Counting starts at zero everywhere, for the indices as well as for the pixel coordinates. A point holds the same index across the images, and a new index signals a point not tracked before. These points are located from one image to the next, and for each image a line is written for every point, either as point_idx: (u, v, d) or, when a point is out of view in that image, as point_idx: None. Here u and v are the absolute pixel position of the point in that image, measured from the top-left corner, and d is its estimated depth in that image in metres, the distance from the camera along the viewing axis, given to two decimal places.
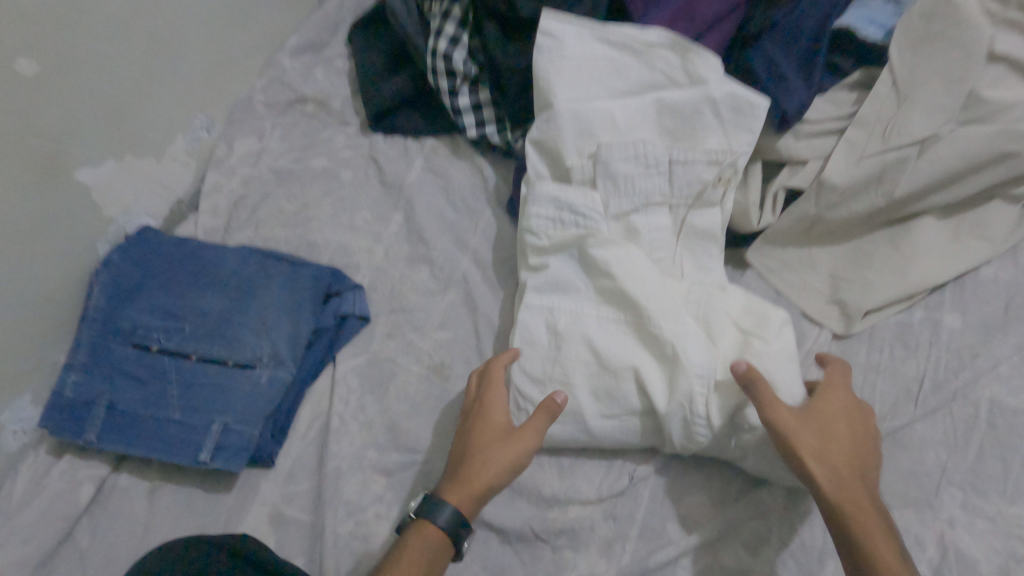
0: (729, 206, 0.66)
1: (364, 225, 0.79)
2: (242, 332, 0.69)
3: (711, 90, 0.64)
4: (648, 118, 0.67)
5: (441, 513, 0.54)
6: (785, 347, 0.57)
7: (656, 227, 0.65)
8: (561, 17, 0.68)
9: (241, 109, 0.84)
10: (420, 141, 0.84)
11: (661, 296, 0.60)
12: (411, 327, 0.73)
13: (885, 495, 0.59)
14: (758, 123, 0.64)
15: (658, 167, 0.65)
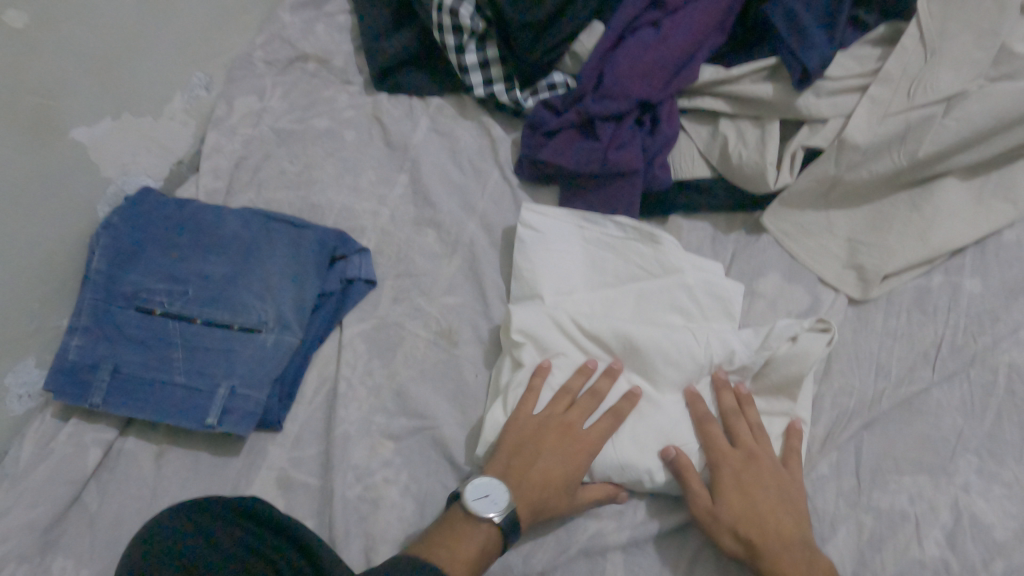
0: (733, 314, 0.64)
1: (368, 187, 0.77)
2: (246, 295, 0.68)
3: (688, 278, 0.65)
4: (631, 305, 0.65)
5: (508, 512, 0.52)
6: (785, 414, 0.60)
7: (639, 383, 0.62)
8: (541, 210, 0.69)
9: (240, 66, 0.81)
10: (426, 100, 0.82)
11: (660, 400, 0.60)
12: (419, 291, 0.72)
13: (899, 460, 0.59)
14: (738, 310, 0.65)
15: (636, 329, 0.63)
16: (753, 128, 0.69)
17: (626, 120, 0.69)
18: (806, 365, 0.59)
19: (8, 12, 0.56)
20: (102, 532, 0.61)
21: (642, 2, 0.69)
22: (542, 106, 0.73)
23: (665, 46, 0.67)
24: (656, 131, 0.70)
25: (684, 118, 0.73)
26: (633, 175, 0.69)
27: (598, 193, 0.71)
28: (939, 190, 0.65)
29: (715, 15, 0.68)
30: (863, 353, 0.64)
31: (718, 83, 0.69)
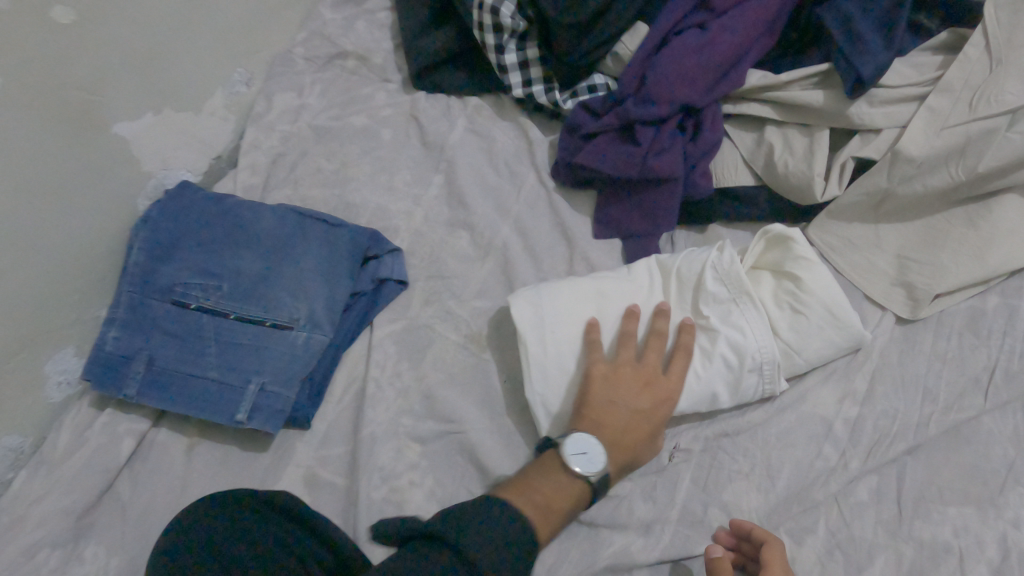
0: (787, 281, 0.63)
1: (402, 186, 0.76)
2: (279, 292, 0.68)
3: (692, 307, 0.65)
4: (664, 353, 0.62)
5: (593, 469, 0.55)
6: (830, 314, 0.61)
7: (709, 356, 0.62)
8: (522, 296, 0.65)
9: (280, 63, 0.81)
10: (464, 100, 0.81)
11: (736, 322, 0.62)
12: (450, 293, 0.71)
13: (943, 490, 0.57)
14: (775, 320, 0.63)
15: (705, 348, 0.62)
16: (801, 137, 0.66)
17: (669, 124, 0.67)
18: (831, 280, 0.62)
19: (53, 8, 0.59)
20: (132, 521, 0.62)
21: (688, 3, 0.67)
22: (581, 108, 0.71)
23: (711, 49, 0.65)
24: (699, 137, 0.68)
25: (729, 124, 0.70)
26: (673, 181, 0.67)
27: (637, 199, 0.70)
28: (1000, 207, 0.61)
29: (765, 14, 0.66)
30: (909, 376, 0.62)
31: (765, 88, 0.67)
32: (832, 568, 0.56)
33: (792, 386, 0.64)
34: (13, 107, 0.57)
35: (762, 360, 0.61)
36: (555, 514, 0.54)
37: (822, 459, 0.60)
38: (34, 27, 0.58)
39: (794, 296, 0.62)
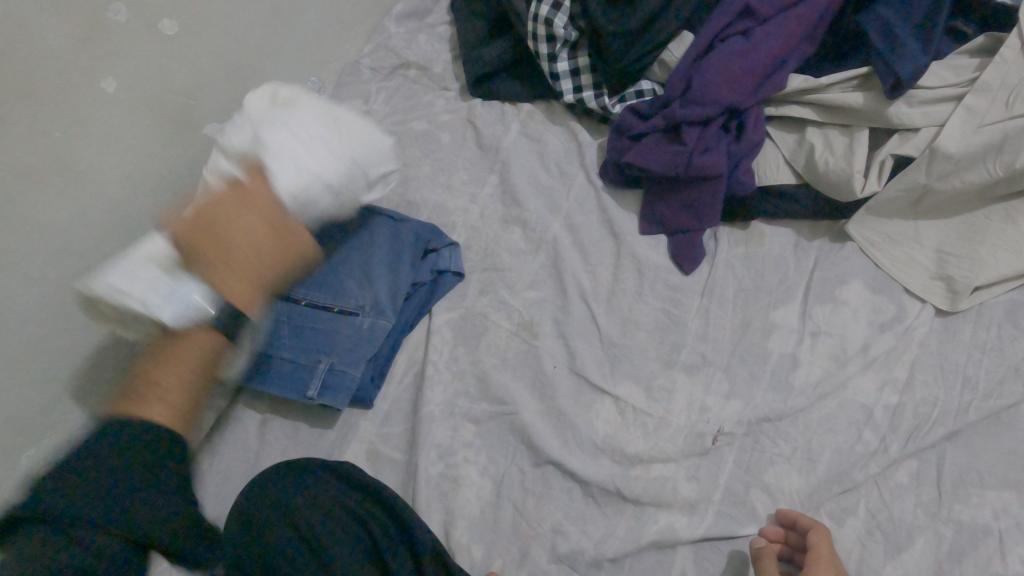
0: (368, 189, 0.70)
1: (459, 186, 0.81)
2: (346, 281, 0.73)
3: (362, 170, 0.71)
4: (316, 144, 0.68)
5: (187, 303, 0.59)
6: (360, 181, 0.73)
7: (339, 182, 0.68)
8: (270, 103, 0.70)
9: (348, 73, 0.87)
10: (517, 106, 0.85)
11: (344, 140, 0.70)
12: (503, 285, 0.76)
13: (982, 475, 0.59)
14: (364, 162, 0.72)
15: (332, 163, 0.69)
16: (841, 137, 0.69)
17: (712, 125, 0.71)
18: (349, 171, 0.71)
19: (163, 21, 0.65)
20: (211, 487, 0.68)
21: (733, 11, 0.70)
22: (630, 112, 0.75)
23: (755, 56, 0.69)
24: (741, 138, 0.72)
25: (772, 125, 0.74)
26: (717, 179, 0.71)
27: (683, 197, 0.73)
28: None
29: (807, 20, 0.69)
30: (949, 365, 0.64)
31: (806, 91, 0.70)
32: (872, 548, 0.58)
33: (833, 374, 0.66)
34: (111, 106, 0.62)
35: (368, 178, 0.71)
36: (183, 364, 0.59)
37: (862, 444, 0.63)
38: (149, 41, 0.64)
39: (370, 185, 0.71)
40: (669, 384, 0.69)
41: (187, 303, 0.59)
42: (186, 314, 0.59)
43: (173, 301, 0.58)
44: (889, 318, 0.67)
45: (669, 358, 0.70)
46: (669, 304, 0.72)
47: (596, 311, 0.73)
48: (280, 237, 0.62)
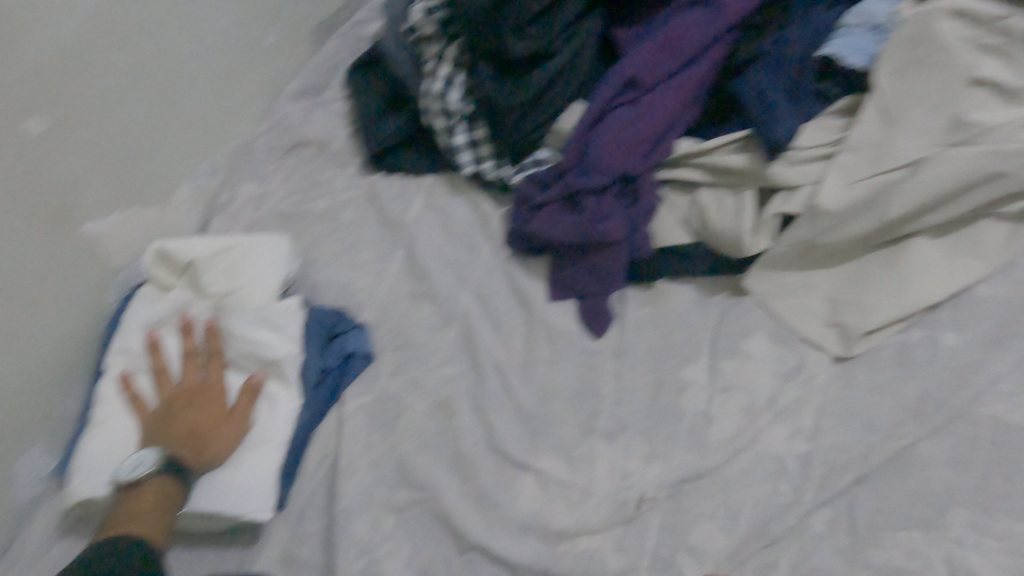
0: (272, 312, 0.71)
1: (365, 264, 0.80)
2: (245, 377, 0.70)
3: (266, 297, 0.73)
4: (215, 285, 0.72)
5: (156, 463, 0.60)
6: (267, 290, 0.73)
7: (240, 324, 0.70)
8: (160, 253, 0.73)
9: (242, 154, 0.85)
10: (420, 178, 0.85)
11: (242, 269, 0.73)
12: (416, 363, 0.74)
13: (892, 516, 0.60)
14: (267, 272, 0.74)
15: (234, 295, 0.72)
16: (731, 197, 0.72)
17: (608, 192, 0.73)
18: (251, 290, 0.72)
19: (28, 122, 0.60)
20: None
21: (618, 82, 0.72)
22: (529, 182, 0.76)
23: (641, 125, 0.71)
24: (638, 202, 0.73)
25: (666, 188, 0.76)
26: (618, 244, 0.72)
27: (588, 263, 0.75)
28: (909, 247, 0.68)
29: (689, 88, 0.72)
30: (850, 409, 0.66)
31: (694, 155, 0.73)
32: None
33: (745, 428, 0.67)
34: None
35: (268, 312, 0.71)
36: (149, 513, 0.58)
37: (778, 496, 0.64)
38: (12, 142, 0.59)
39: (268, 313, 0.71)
40: (589, 453, 0.68)
41: (136, 461, 0.60)
42: (141, 477, 0.59)
43: (144, 461, 0.60)
44: (791, 367, 0.69)
45: (587, 424, 0.70)
46: (583, 369, 0.73)
47: (511, 382, 0.72)
48: (232, 419, 0.66)
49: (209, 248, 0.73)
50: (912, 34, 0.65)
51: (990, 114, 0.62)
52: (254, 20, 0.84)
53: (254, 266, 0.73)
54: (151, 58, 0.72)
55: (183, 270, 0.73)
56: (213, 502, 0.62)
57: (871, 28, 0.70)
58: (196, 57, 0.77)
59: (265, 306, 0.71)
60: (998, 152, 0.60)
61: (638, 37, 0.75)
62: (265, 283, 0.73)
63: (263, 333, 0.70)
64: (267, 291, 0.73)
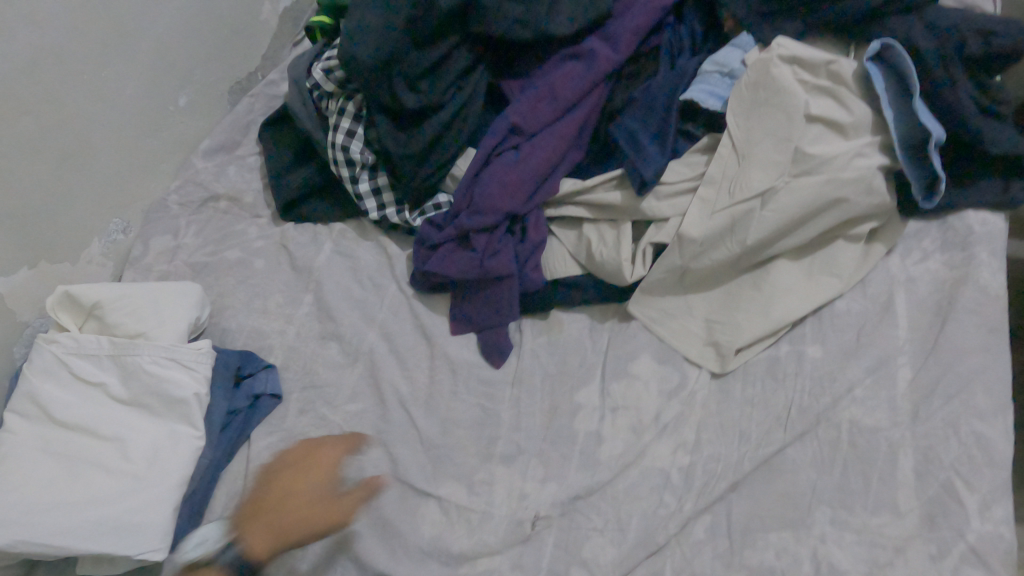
0: (177, 349, 0.71)
1: (275, 308, 0.83)
2: (140, 419, 0.69)
3: (172, 335, 0.73)
4: (123, 326, 0.72)
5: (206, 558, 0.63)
6: (175, 330, 0.74)
7: (148, 360, 0.70)
8: (64, 297, 0.73)
9: (156, 210, 0.88)
10: (330, 226, 0.89)
11: (149, 311, 0.74)
12: (323, 401, 0.77)
13: (763, 519, 0.65)
14: (175, 312, 0.75)
15: (139, 336, 0.72)
16: (611, 230, 0.78)
17: (497, 231, 0.78)
18: (158, 329, 0.73)
19: None
20: None
21: (503, 129, 0.79)
22: (427, 224, 0.82)
23: (524, 166, 0.77)
24: (526, 238, 0.79)
25: (554, 226, 0.82)
26: (509, 279, 0.77)
27: (482, 297, 0.79)
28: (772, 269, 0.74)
29: (569, 132, 0.79)
30: (727, 421, 0.71)
31: (577, 193, 0.79)
32: None
33: (632, 445, 0.72)
34: None
35: (173, 348, 0.71)
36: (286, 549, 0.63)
37: (663, 507, 0.68)
38: None
39: (172, 349, 0.71)
40: (489, 477, 0.72)
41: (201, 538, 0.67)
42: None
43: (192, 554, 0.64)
44: (674, 385, 0.74)
45: (487, 450, 0.73)
46: (483, 399, 0.76)
47: (414, 414, 0.76)
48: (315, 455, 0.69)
49: (115, 293, 0.74)
50: (755, 78, 0.72)
51: (827, 146, 0.70)
52: (165, 83, 0.88)
53: (161, 308, 0.75)
54: (54, 121, 0.75)
55: (88, 314, 0.73)
56: (118, 544, 0.62)
57: (724, 75, 0.77)
58: (104, 118, 0.81)
59: (174, 344, 0.72)
60: (835, 181, 0.68)
61: (523, 86, 0.81)
62: (173, 324, 0.74)
63: (170, 370, 0.70)
64: (173, 329, 0.74)
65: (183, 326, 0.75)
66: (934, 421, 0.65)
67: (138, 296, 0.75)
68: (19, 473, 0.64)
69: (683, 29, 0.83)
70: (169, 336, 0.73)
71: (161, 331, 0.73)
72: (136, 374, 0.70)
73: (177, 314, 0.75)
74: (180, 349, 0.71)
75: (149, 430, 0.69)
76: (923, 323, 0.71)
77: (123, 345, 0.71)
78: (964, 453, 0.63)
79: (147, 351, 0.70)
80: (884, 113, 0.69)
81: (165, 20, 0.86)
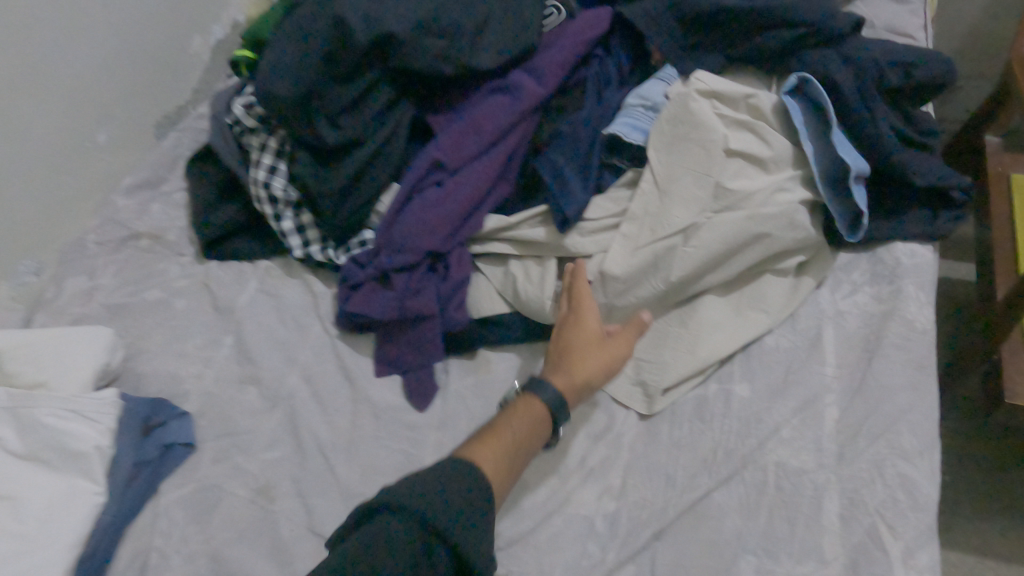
0: (80, 399, 0.69)
1: (193, 351, 0.80)
2: (35, 474, 0.65)
3: (76, 385, 0.71)
4: (23, 376, 0.69)
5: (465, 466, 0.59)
6: (79, 379, 0.71)
7: (47, 412, 0.67)
8: None
9: (71, 250, 0.85)
10: (255, 264, 0.87)
11: (52, 359, 0.71)
12: (239, 449, 0.74)
13: (689, 569, 0.62)
14: (80, 360, 0.72)
15: (40, 386, 0.69)
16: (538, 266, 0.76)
17: (419, 268, 0.76)
18: (61, 379, 0.70)
19: None
20: None
21: (426, 164, 0.77)
22: (350, 261, 0.79)
23: (446, 203, 0.75)
24: (450, 275, 0.77)
25: (481, 262, 0.80)
26: (431, 318, 0.75)
27: (406, 336, 0.77)
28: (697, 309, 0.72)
29: (494, 166, 0.77)
30: (653, 465, 0.69)
31: (503, 229, 0.77)
32: None
33: (557, 490, 0.69)
34: None
35: (76, 399, 0.69)
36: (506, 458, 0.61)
37: (587, 557, 0.65)
38: None
39: (74, 400, 0.68)
40: None
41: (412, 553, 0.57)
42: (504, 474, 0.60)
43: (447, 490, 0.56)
44: (600, 428, 0.72)
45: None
46: (406, 444, 0.73)
47: (334, 462, 0.72)
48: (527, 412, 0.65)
49: (16, 341, 0.71)
50: (673, 113, 0.72)
51: (746, 181, 0.70)
52: (83, 119, 0.85)
53: (66, 355, 0.72)
54: None
55: None
56: None
57: (647, 108, 0.76)
58: (17, 155, 0.77)
59: (76, 395, 0.69)
60: (756, 216, 0.68)
61: (448, 120, 0.80)
62: (76, 373, 0.71)
63: (71, 421, 0.67)
64: (77, 378, 0.71)
65: (88, 374, 0.72)
66: (859, 462, 0.63)
67: (41, 343, 0.72)
68: None
69: (610, 62, 0.82)
70: (74, 386, 0.70)
71: (64, 381, 0.70)
72: (33, 426, 0.66)
73: (82, 361, 0.72)
74: (83, 400, 0.69)
75: (43, 484, 0.65)
76: (850, 359, 0.70)
77: (21, 395, 0.68)
78: (889, 496, 0.61)
79: (47, 402, 0.67)
80: (804, 147, 0.71)
81: (83, 57, 0.84)
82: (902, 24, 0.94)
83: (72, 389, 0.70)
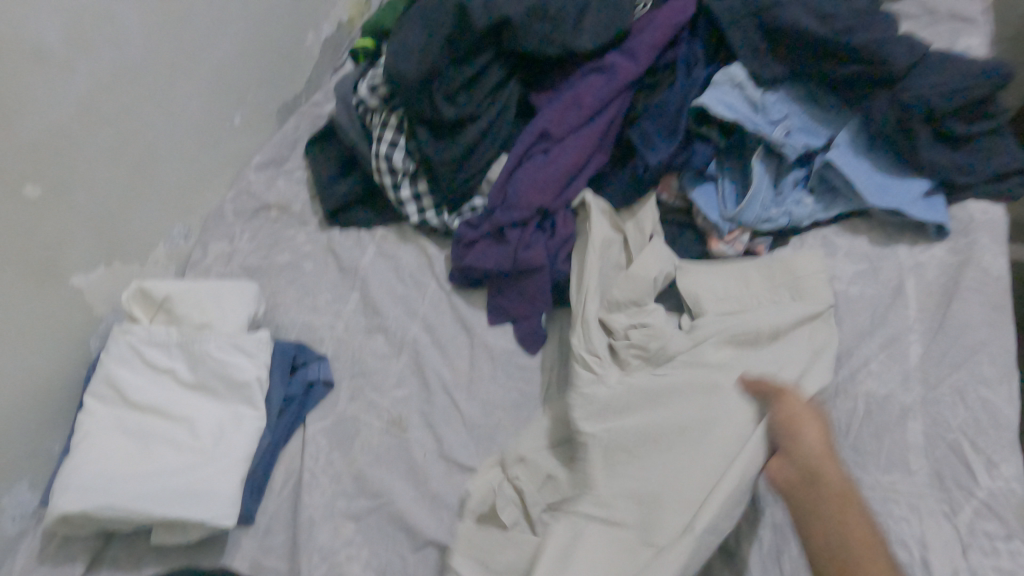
0: (241, 338, 0.78)
1: (324, 305, 0.89)
2: (209, 403, 0.75)
3: (235, 325, 0.80)
4: (191, 316, 0.79)
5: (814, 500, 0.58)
6: (236, 321, 0.80)
7: (215, 347, 0.76)
8: (137, 292, 0.79)
9: (213, 219, 0.96)
10: (373, 230, 0.96)
11: (214, 304, 0.80)
12: (371, 387, 0.82)
13: None
14: (236, 304, 0.82)
15: (205, 326, 0.79)
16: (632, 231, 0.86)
17: (529, 224, 0.85)
18: (221, 320, 0.79)
19: (27, 186, 0.70)
20: None
21: (533, 133, 0.86)
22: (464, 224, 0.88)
23: (556, 167, 0.84)
24: (556, 233, 0.86)
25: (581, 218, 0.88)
26: (542, 270, 0.83)
27: (517, 286, 0.85)
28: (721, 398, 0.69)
29: (596, 134, 0.85)
30: None
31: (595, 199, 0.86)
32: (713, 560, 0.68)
33: None
34: None
35: (238, 337, 0.78)
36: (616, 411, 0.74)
37: None
38: (12, 205, 0.69)
39: (234, 339, 0.78)
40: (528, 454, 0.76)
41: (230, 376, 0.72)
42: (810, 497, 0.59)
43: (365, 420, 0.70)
44: None
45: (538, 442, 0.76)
46: (521, 383, 0.82)
47: (457, 398, 0.81)
48: None
49: (180, 290, 0.81)
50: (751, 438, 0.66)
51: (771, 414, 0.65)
52: (222, 102, 0.96)
53: (224, 300, 0.81)
54: (130, 133, 0.82)
55: (158, 307, 0.80)
56: (194, 511, 0.67)
57: (734, 87, 0.84)
58: (171, 131, 0.88)
59: (236, 334, 0.78)
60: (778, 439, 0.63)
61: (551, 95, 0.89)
62: (233, 316, 0.80)
63: (236, 356, 0.77)
64: (235, 322, 0.80)
65: (242, 318, 0.81)
66: (943, 389, 0.70)
67: (202, 291, 0.81)
68: (104, 449, 0.70)
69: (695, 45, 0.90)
70: (234, 326, 0.80)
71: (223, 322, 0.79)
72: (204, 360, 0.76)
73: (237, 306, 0.82)
74: (242, 339, 0.78)
75: (220, 411, 0.75)
76: (930, 304, 0.77)
77: (193, 333, 0.77)
78: (973, 418, 0.68)
79: (216, 339, 0.77)
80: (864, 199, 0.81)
81: (223, 47, 0.94)
82: (964, 10, 1.02)
83: (234, 328, 0.80)
